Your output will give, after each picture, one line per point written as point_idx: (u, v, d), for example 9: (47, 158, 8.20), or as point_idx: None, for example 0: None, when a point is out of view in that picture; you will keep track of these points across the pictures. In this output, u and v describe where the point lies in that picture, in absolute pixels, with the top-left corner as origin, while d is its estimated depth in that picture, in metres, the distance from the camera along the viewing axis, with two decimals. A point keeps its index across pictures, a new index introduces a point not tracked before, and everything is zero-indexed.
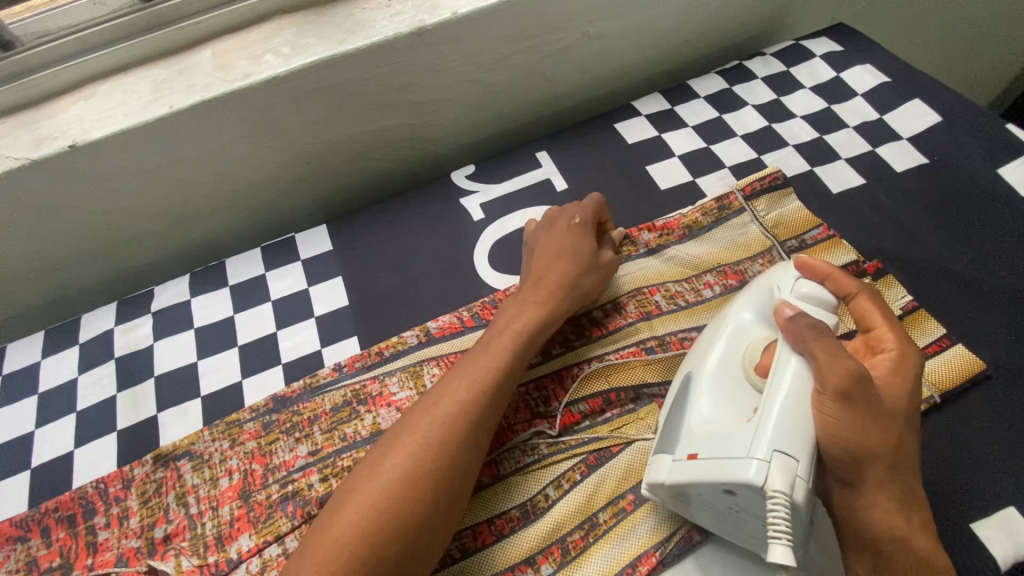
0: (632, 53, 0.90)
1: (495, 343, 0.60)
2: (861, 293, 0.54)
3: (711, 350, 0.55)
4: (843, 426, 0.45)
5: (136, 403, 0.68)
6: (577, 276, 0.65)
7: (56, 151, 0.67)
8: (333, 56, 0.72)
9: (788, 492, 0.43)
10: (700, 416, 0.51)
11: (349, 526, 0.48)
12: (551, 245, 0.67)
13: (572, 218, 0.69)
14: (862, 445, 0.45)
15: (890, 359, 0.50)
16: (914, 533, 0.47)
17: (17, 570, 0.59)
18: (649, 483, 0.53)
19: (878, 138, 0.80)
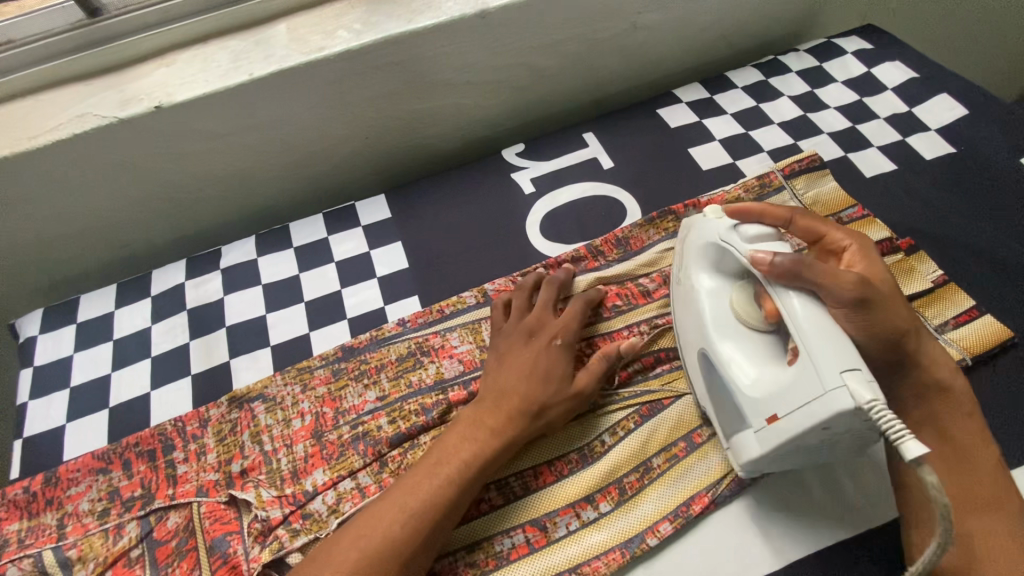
0: (673, 45, 0.95)
1: (485, 410, 0.58)
2: (799, 214, 0.60)
3: (704, 317, 0.59)
4: (881, 318, 0.52)
5: (209, 351, 0.72)
6: (540, 402, 0.58)
7: (142, 112, 0.72)
8: (402, 34, 0.77)
9: (879, 397, 0.44)
10: (747, 383, 0.54)
11: (398, 546, 0.50)
12: (518, 362, 0.60)
13: (553, 337, 0.62)
14: (899, 326, 0.53)
15: (856, 254, 0.58)
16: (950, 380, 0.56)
17: (99, 499, 0.62)
18: (745, 466, 0.56)
19: (907, 128, 0.85)
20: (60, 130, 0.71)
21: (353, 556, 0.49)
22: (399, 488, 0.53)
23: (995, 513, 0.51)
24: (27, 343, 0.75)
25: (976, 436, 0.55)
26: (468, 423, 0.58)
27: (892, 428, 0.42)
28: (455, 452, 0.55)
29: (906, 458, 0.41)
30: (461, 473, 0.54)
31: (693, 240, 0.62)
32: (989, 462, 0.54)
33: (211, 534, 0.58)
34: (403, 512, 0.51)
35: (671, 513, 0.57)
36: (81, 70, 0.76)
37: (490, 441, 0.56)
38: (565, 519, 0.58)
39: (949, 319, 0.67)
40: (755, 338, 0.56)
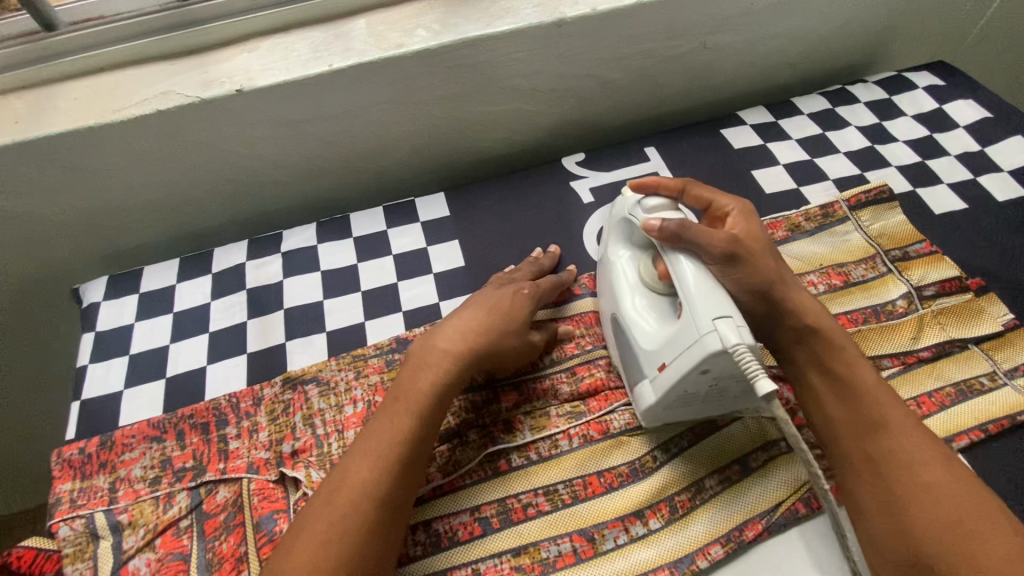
0: (740, 67, 0.95)
1: (441, 338, 0.61)
2: (688, 185, 0.62)
3: (617, 283, 0.63)
4: (743, 275, 0.56)
5: (266, 330, 0.73)
6: (497, 334, 0.62)
7: (223, 94, 0.74)
8: (480, 37, 0.78)
9: (744, 341, 0.47)
10: (646, 334, 0.57)
11: (363, 488, 0.51)
12: (485, 300, 0.64)
13: (523, 287, 0.67)
14: (761, 274, 0.57)
15: (739, 217, 0.62)
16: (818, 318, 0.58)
17: (151, 466, 0.63)
18: (644, 411, 0.59)
19: (979, 168, 0.83)
20: (144, 106, 0.73)
21: (331, 511, 0.50)
22: (367, 433, 0.55)
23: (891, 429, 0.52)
24: (90, 308, 0.77)
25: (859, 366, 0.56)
26: (418, 360, 0.59)
27: (750, 368, 0.46)
28: (412, 384, 0.57)
29: (759, 393, 0.45)
30: (420, 404, 0.56)
31: (616, 216, 0.65)
32: (872, 382, 0.55)
33: (258, 511, 0.58)
34: (371, 457, 0.53)
35: (723, 536, 0.56)
36: (169, 49, 0.79)
37: (440, 376, 0.58)
38: (614, 532, 0.57)
39: (1019, 366, 0.65)
40: (657, 298, 0.60)
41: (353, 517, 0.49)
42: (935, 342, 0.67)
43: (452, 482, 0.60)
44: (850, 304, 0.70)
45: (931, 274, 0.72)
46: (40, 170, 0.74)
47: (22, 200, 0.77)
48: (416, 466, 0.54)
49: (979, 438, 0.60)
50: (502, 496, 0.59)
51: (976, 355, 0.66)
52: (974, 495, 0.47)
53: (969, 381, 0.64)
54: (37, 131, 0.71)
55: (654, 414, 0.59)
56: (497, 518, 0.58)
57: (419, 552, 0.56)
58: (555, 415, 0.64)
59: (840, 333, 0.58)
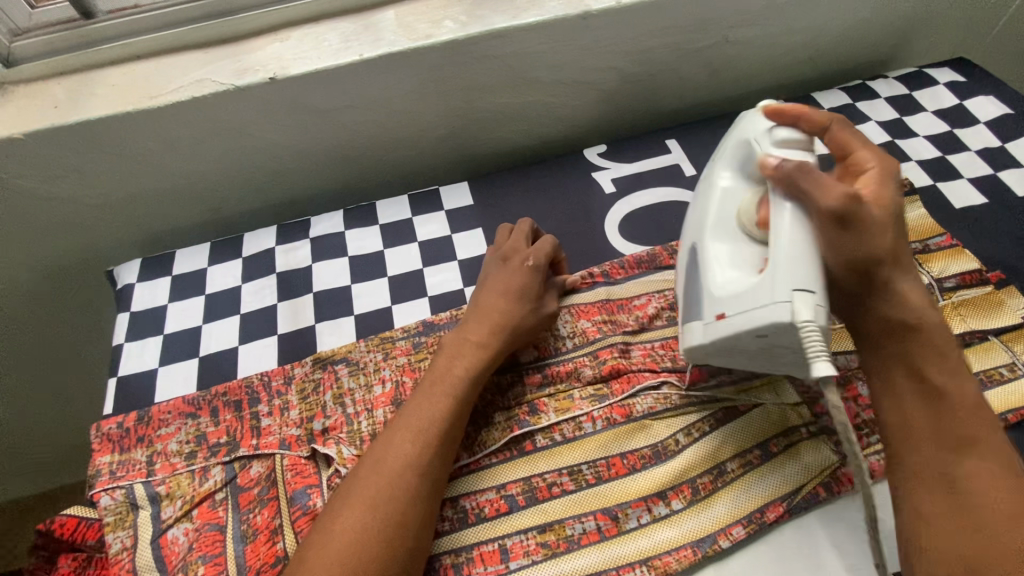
0: (761, 62, 0.96)
1: (470, 330, 0.63)
2: (833, 124, 0.58)
3: (706, 215, 0.60)
4: (849, 236, 0.51)
5: (296, 313, 0.75)
6: (517, 317, 0.64)
7: (257, 82, 0.76)
8: (507, 28, 0.79)
9: (816, 320, 0.48)
10: (716, 279, 0.55)
11: (406, 461, 0.53)
12: (498, 282, 0.66)
13: (526, 259, 0.68)
14: (869, 250, 0.51)
15: (874, 176, 0.55)
16: (922, 314, 0.52)
17: (187, 441, 0.65)
18: (685, 349, 0.57)
19: (1000, 163, 0.84)
20: (180, 92, 0.75)
21: (373, 484, 0.51)
22: (403, 412, 0.57)
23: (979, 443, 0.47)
24: (124, 290, 0.79)
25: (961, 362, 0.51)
26: (456, 344, 0.62)
27: (812, 347, 0.47)
28: (448, 369, 0.59)
29: (813, 375, 0.47)
30: (456, 387, 0.58)
31: (735, 136, 0.62)
32: (968, 396, 0.49)
33: (291, 486, 0.60)
34: (410, 433, 0.55)
35: (744, 517, 0.57)
36: (203, 38, 0.80)
37: (474, 363, 0.60)
38: (637, 511, 0.59)
39: None
40: (744, 243, 0.57)
41: (394, 490, 0.51)
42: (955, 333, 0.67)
43: (479, 461, 0.62)
44: None
45: (952, 267, 0.72)
46: (79, 154, 0.76)
47: (61, 184, 0.79)
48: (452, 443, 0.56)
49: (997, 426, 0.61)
50: (527, 475, 0.61)
51: (996, 346, 0.67)
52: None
53: (989, 371, 0.65)
54: (78, 116, 0.73)
55: (695, 357, 0.57)
56: (522, 496, 0.60)
57: (447, 527, 0.58)
58: (579, 397, 0.66)
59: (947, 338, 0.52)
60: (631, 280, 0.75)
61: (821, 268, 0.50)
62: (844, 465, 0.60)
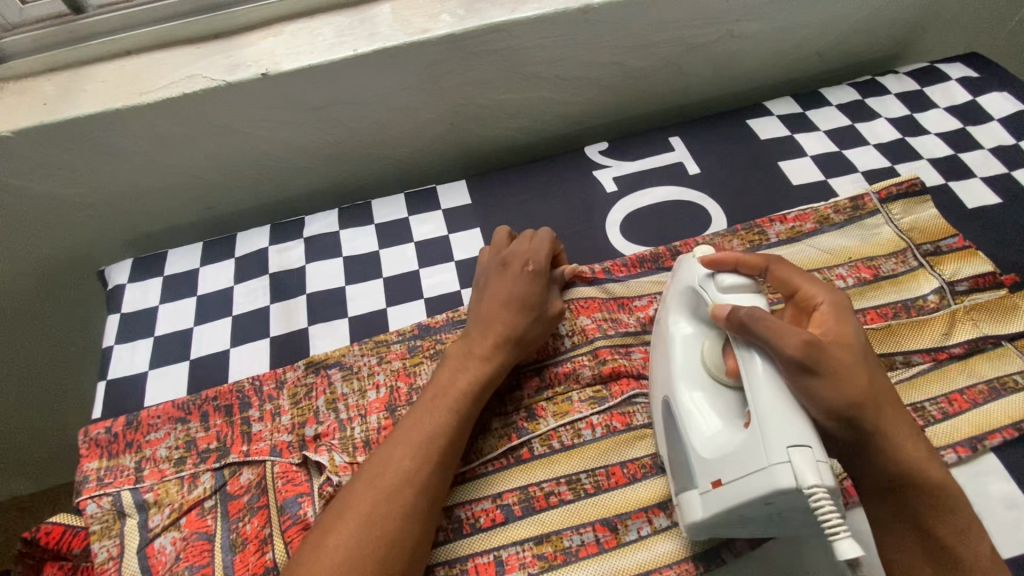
0: (767, 56, 0.94)
1: (475, 340, 0.61)
2: (770, 264, 0.56)
3: (673, 363, 0.56)
4: (823, 393, 0.48)
5: (289, 315, 0.73)
6: (522, 326, 0.61)
7: (249, 78, 0.74)
8: (506, 22, 0.77)
9: (824, 483, 0.43)
10: (705, 437, 0.51)
11: (404, 475, 0.51)
12: (498, 291, 0.64)
13: (526, 265, 0.65)
14: (850, 403, 0.49)
15: (828, 312, 0.53)
16: (915, 460, 0.50)
17: (176, 447, 0.64)
18: (686, 524, 0.52)
19: (1014, 161, 0.81)
20: (171, 89, 0.73)
21: (372, 496, 0.50)
22: (404, 424, 0.55)
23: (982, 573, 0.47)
24: (116, 291, 0.78)
25: (945, 486, 0.50)
26: (460, 355, 0.60)
27: (829, 521, 0.42)
28: (451, 380, 0.58)
29: (839, 557, 0.41)
30: (459, 400, 0.56)
31: (677, 283, 0.60)
32: (969, 529, 0.49)
33: (282, 494, 0.58)
34: (411, 446, 0.53)
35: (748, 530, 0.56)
36: (195, 33, 0.79)
37: (478, 374, 0.58)
38: (638, 522, 0.57)
39: None
40: (723, 392, 0.53)
41: (393, 505, 0.49)
42: (968, 339, 0.65)
43: (475, 469, 0.60)
44: (879, 299, 0.69)
45: (965, 270, 0.70)
46: (69, 152, 0.75)
47: (51, 182, 0.77)
48: (454, 456, 0.54)
49: (1011, 436, 0.59)
50: (524, 484, 0.59)
51: (1010, 352, 0.64)
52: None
53: (1003, 378, 0.63)
54: (66, 113, 0.71)
55: (697, 532, 0.52)
56: (519, 506, 0.58)
57: (442, 537, 0.56)
58: (578, 400, 0.64)
59: (937, 464, 0.51)
60: (633, 279, 0.73)
61: (810, 420, 0.47)
62: None
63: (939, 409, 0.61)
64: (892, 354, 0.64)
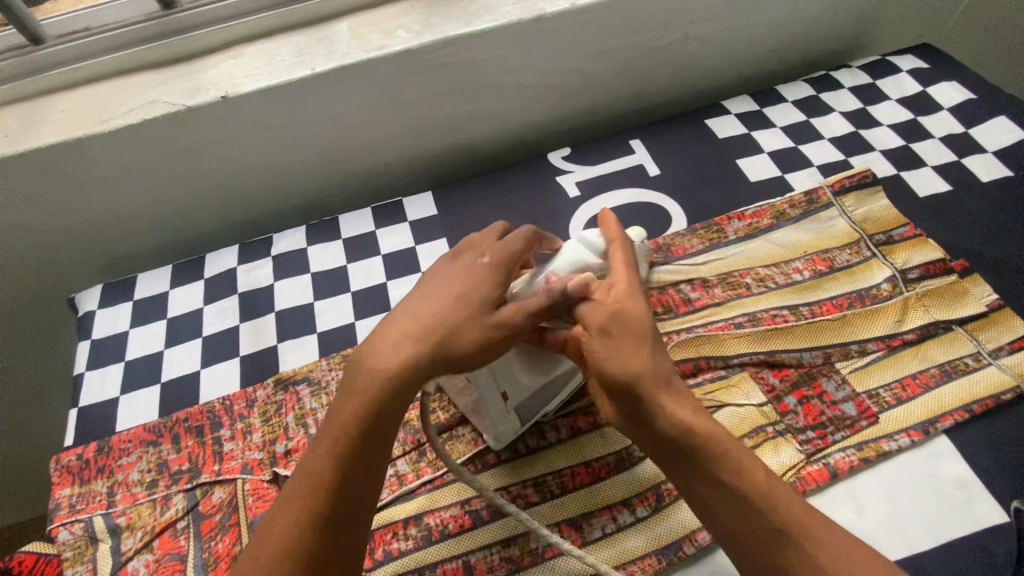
0: (723, 57, 0.95)
1: (378, 350, 0.51)
2: (617, 242, 0.58)
3: None
4: (602, 353, 0.51)
5: (258, 333, 0.74)
6: (443, 330, 0.50)
7: (209, 101, 0.75)
8: (460, 35, 0.78)
9: None
10: None
11: (300, 516, 0.49)
12: (435, 283, 0.54)
13: (479, 256, 0.55)
14: (625, 366, 0.50)
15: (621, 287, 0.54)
16: (691, 423, 0.50)
17: (148, 470, 0.64)
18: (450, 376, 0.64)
19: (964, 149, 0.84)
20: (132, 115, 0.74)
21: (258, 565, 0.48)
22: (297, 474, 0.51)
23: (782, 516, 0.47)
24: (86, 316, 0.78)
25: (724, 444, 0.50)
26: (359, 365, 0.52)
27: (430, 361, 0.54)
28: (346, 407, 0.51)
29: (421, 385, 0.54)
30: (352, 432, 0.50)
31: None
32: (756, 482, 0.49)
33: (253, 511, 0.59)
34: (304, 486, 0.50)
35: None
36: (155, 59, 0.79)
37: (365, 403, 0.50)
38: (602, 520, 0.58)
39: (1003, 345, 0.65)
40: None
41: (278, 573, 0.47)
42: (920, 325, 0.67)
43: (442, 476, 0.61)
44: (835, 290, 0.71)
45: (916, 257, 0.72)
46: (34, 183, 0.75)
47: (17, 213, 0.78)
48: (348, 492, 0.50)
49: (963, 418, 0.61)
50: (492, 488, 0.60)
51: (960, 336, 0.66)
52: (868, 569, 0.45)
53: (953, 362, 0.64)
54: (27, 145, 0.72)
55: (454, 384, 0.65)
56: (487, 510, 0.59)
57: (409, 546, 0.57)
58: None
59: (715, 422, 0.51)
60: None
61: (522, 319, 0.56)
62: (811, 463, 0.59)
63: (892, 394, 0.63)
64: (847, 344, 0.66)
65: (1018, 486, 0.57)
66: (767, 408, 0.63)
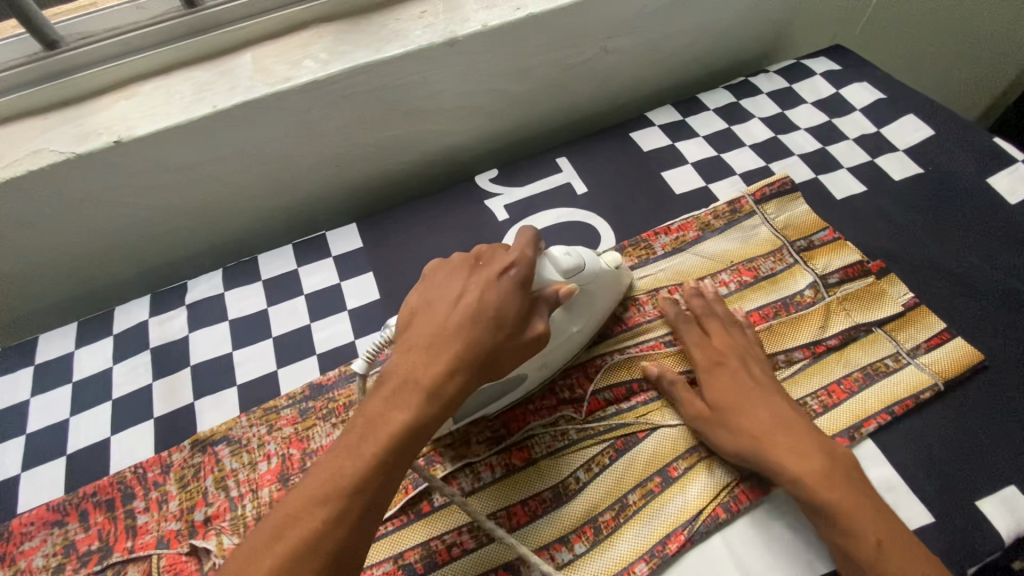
0: (645, 68, 0.96)
1: (410, 355, 0.50)
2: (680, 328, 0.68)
3: None
4: (728, 429, 0.58)
5: (173, 391, 0.70)
6: (484, 348, 0.50)
7: (100, 147, 0.69)
8: (370, 62, 0.75)
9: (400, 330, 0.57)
10: None
11: (314, 530, 0.43)
12: (457, 292, 0.53)
13: (504, 269, 0.54)
14: (744, 441, 0.57)
15: (730, 368, 0.63)
16: (836, 491, 0.52)
17: (54, 553, 0.59)
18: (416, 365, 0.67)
19: (876, 149, 0.86)
20: (13, 167, 0.68)
21: (274, 555, 0.42)
22: (317, 468, 0.46)
23: (846, 540, 0.51)
24: None
25: (851, 500, 0.52)
26: (398, 368, 0.49)
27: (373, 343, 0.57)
28: (381, 410, 0.48)
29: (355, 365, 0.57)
30: (388, 437, 0.47)
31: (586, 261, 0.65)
32: (871, 541, 0.50)
33: None
34: (317, 494, 0.45)
35: (647, 552, 0.56)
36: (41, 103, 0.74)
37: (412, 412, 0.47)
38: (540, 562, 0.56)
39: (921, 343, 0.67)
40: None
41: (295, 568, 0.42)
42: (842, 329, 0.68)
43: None
44: (760, 300, 0.71)
45: (835, 261, 0.73)
46: None
47: None
48: (367, 507, 0.45)
49: (885, 421, 0.62)
50: (425, 539, 0.58)
51: (880, 337, 0.68)
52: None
53: (875, 364, 0.66)
54: None
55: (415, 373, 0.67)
56: (421, 563, 0.57)
57: None
58: (476, 442, 0.64)
59: (825, 476, 0.53)
60: None
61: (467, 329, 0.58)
62: (743, 481, 0.59)
63: (820, 402, 0.63)
64: (775, 354, 0.67)
65: (942, 484, 0.59)
66: None
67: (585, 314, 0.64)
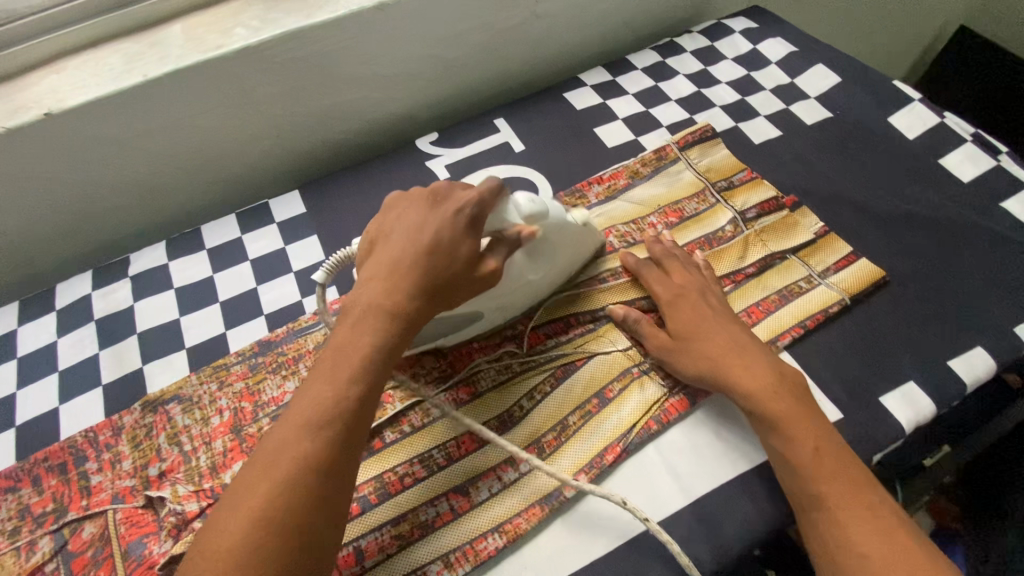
0: (576, 32, 1.00)
1: (376, 289, 0.53)
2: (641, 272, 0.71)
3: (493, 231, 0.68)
4: (690, 355, 0.62)
5: (121, 359, 0.70)
6: (445, 275, 0.54)
7: (31, 120, 0.69)
8: (301, 28, 0.77)
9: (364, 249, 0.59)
10: None
11: (299, 456, 0.45)
12: (418, 229, 0.56)
13: (459, 205, 0.57)
14: (704, 364, 0.61)
15: (689, 300, 0.66)
16: (790, 407, 0.56)
17: (9, 518, 0.59)
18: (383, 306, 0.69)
19: (791, 97, 0.92)
20: None
21: (264, 484, 0.44)
22: (296, 400, 0.49)
23: (788, 446, 0.55)
24: None
25: (806, 415, 0.56)
26: (367, 304, 0.52)
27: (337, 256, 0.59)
28: (352, 343, 0.51)
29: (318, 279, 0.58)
30: (365, 365, 0.50)
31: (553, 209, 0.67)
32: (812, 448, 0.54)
33: (127, 538, 0.56)
34: (303, 424, 0.47)
35: (586, 465, 0.60)
36: None
37: (384, 339, 0.51)
38: (488, 482, 0.60)
39: (830, 265, 0.73)
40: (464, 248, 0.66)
41: (290, 493, 0.44)
42: (760, 258, 0.74)
43: None
44: (687, 237, 0.76)
45: (753, 198, 0.79)
46: None
47: None
48: (356, 430, 0.48)
49: (799, 334, 0.67)
50: (378, 472, 0.60)
51: (794, 263, 0.73)
52: (861, 492, 0.51)
53: (790, 286, 0.71)
54: None
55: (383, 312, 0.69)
56: (375, 494, 0.59)
57: None
58: (424, 382, 0.67)
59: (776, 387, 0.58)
60: None
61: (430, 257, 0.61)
62: (671, 396, 0.64)
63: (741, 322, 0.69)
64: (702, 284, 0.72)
65: (850, 386, 0.64)
66: (632, 351, 0.67)
67: (548, 262, 0.67)
